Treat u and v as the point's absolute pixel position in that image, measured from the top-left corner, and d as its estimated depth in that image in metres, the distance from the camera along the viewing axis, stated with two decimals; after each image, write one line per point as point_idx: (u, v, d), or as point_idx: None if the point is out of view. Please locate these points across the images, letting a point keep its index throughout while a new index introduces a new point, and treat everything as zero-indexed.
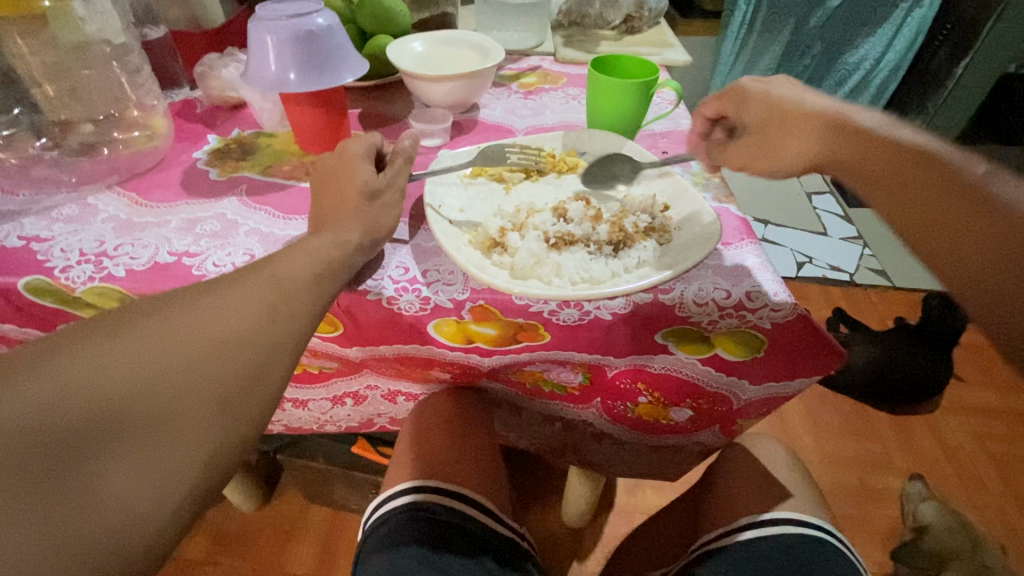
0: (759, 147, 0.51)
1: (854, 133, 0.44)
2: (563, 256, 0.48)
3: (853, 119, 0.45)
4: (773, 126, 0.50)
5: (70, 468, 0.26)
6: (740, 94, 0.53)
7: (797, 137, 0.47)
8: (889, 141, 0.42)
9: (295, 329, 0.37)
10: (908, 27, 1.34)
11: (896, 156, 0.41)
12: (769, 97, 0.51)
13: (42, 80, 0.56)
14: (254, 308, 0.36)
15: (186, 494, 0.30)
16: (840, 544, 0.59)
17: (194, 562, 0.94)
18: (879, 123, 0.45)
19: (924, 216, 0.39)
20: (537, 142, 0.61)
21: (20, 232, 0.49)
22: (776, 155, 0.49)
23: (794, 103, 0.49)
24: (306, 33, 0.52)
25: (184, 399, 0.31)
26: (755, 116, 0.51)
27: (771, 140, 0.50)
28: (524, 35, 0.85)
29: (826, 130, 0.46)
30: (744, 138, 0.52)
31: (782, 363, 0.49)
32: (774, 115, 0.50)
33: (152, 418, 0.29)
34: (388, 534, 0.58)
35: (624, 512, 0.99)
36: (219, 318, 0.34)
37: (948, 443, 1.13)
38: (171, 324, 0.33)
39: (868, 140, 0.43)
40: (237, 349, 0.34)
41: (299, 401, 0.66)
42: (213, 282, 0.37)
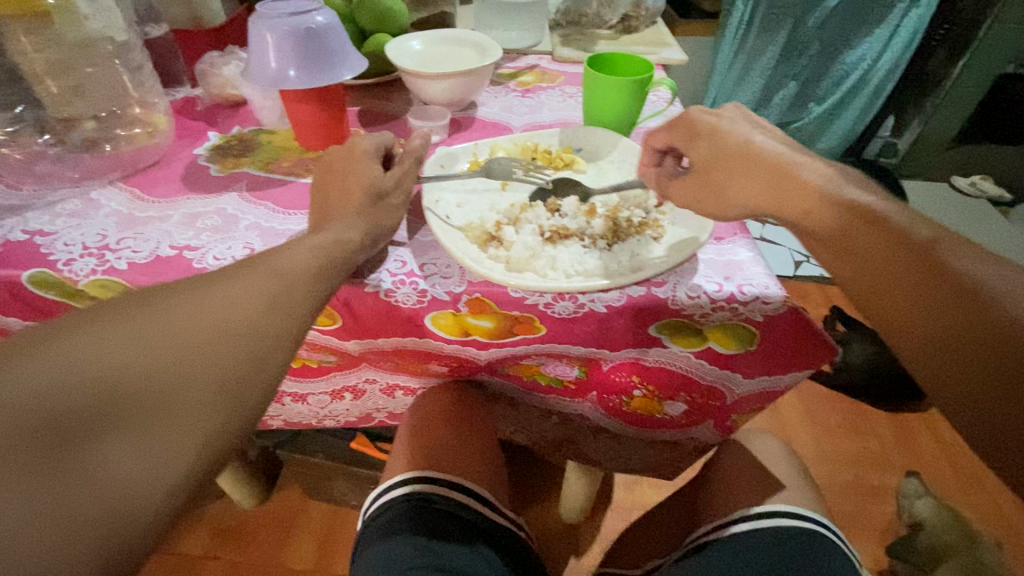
0: (698, 187, 0.48)
1: (807, 186, 0.42)
2: (557, 249, 0.49)
3: (802, 168, 0.43)
4: (716, 165, 0.47)
5: (75, 447, 0.27)
6: (684, 129, 0.50)
7: (744, 178, 0.45)
8: (841, 196, 0.41)
9: (296, 317, 0.38)
10: (905, 28, 1.35)
11: (847, 217, 0.39)
12: (716, 134, 0.48)
13: (45, 77, 0.55)
14: (256, 296, 0.37)
15: (187, 475, 0.30)
16: (833, 536, 0.60)
17: (192, 557, 0.95)
18: (831, 176, 0.43)
19: (872, 277, 0.38)
20: (534, 139, 0.62)
21: (24, 226, 0.50)
22: (721, 202, 0.46)
23: (742, 144, 0.46)
24: (306, 30, 0.53)
25: (185, 382, 0.32)
26: (699, 156, 0.48)
27: (711, 185, 0.47)
28: (521, 34, 0.86)
29: (776, 177, 0.43)
30: (686, 177, 0.49)
31: (774, 356, 0.50)
32: (712, 162, 0.47)
33: (151, 402, 0.30)
34: (387, 524, 0.59)
35: (621, 509, 1.00)
36: (219, 307, 0.35)
37: (945, 440, 1.14)
38: (172, 313, 0.33)
39: (817, 193, 0.41)
40: (237, 335, 0.35)
41: (298, 395, 0.67)
42: (215, 272, 0.38)
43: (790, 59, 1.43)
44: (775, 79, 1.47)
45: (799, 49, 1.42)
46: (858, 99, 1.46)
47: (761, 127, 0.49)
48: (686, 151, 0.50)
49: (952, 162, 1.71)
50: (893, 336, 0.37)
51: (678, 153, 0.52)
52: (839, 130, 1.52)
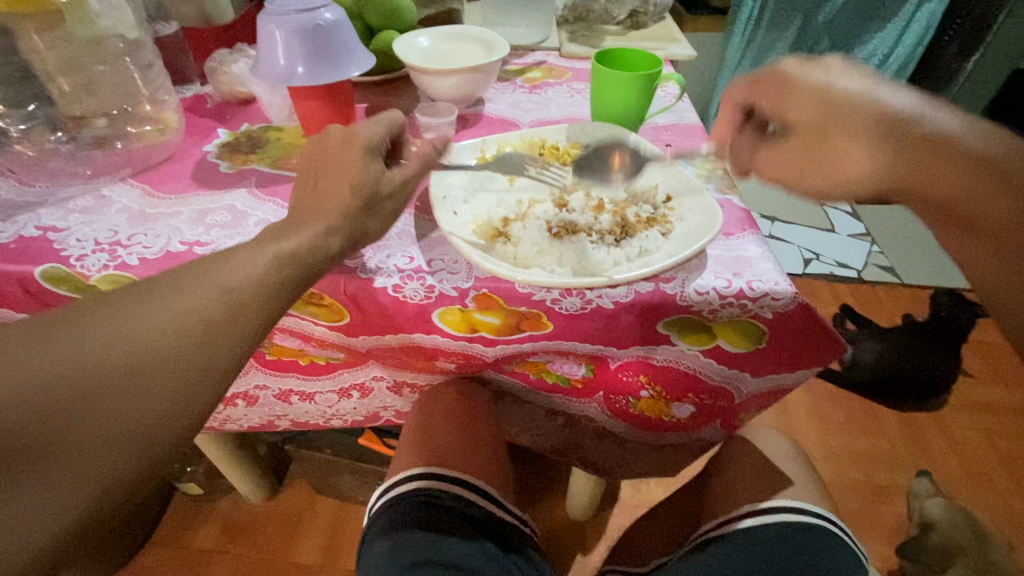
0: (808, 154, 0.44)
1: (959, 159, 0.38)
2: (564, 245, 0.49)
3: (955, 139, 0.39)
4: (839, 129, 0.42)
5: (67, 410, 0.29)
6: (778, 82, 0.47)
7: (875, 146, 0.41)
8: (1004, 174, 0.37)
9: (269, 319, 0.37)
10: (918, 21, 1.32)
11: (1011, 201, 0.36)
12: (839, 95, 0.43)
13: (58, 75, 0.56)
14: (215, 301, 0.35)
15: (116, 493, 0.30)
16: (841, 532, 0.60)
17: (202, 551, 0.96)
18: (995, 147, 0.39)
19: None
20: (541, 135, 0.62)
21: (37, 222, 0.51)
22: (841, 163, 0.42)
23: (859, 99, 0.42)
24: (314, 27, 0.53)
25: (123, 397, 0.30)
26: (809, 118, 0.44)
27: (827, 146, 0.43)
28: (529, 30, 0.86)
29: (919, 148, 0.40)
30: (789, 140, 0.45)
31: (783, 353, 0.49)
32: (826, 120, 0.43)
33: (85, 419, 0.29)
34: (392, 519, 0.60)
35: (629, 507, 0.99)
36: (172, 313, 0.33)
37: (956, 440, 1.13)
38: (120, 320, 0.32)
39: (973, 170, 0.38)
40: (187, 346, 0.33)
41: (306, 392, 0.67)
42: (186, 270, 0.36)
43: None
44: None
45: (809, 45, 1.40)
46: None
47: (870, 74, 0.45)
48: (780, 110, 0.46)
49: None
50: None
51: (757, 112, 0.50)
52: None
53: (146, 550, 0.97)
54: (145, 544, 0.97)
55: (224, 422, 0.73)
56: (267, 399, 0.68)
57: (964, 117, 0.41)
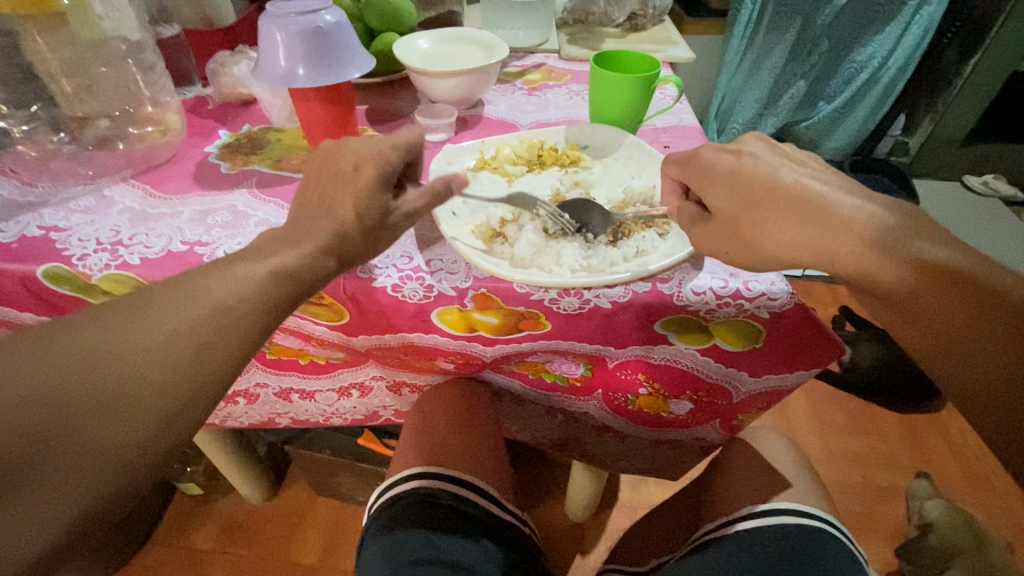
0: (728, 242, 0.44)
1: (865, 246, 0.39)
2: (562, 245, 0.49)
3: (861, 221, 0.40)
4: (754, 215, 0.42)
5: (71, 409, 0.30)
6: (696, 167, 0.46)
7: (789, 233, 0.41)
8: (911, 255, 0.38)
9: (257, 334, 0.37)
10: (918, 24, 1.32)
11: (923, 281, 0.37)
12: (745, 181, 0.43)
13: (60, 76, 0.57)
14: (200, 318, 0.35)
15: (101, 507, 0.31)
16: (838, 534, 0.60)
17: (202, 551, 0.96)
18: (896, 228, 0.40)
19: (948, 343, 0.37)
20: (539, 137, 0.62)
21: (40, 222, 0.51)
22: (761, 250, 0.42)
23: (776, 187, 0.42)
24: (315, 29, 0.54)
25: (106, 416, 0.31)
26: (726, 204, 0.44)
27: (744, 232, 0.43)
28: (529, 33, 0.86)
29: (831, 234, 0.40)
30: (709, 224, 0.45)
31: (780, 353, 0.50)
32: (738, 210, 0.43)
33: (67, 440, 0.30)
34: (394, 517, 0.60)
35: (628, 508, 1.00)
36: (156, 331, 0.34)
37: (956, 443, 1.13)
38: (103, 338, 0.32)
39: (882, 252, 0.39)
40: (170, 366, 0.33)
41: (306, 392, 0.67)
42: (175, 283, 0.36)
43: (798, 58, 1.42)
44: (783, 78, 1.45)
45: (808, 47, 1.40)
46: (868, 97, 1.44)
47: (782, 158, 0.45)
48: (700, 193, 0.46)
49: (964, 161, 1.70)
50: (965, 402, 0.37)
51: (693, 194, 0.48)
52: (849, 128, 1.51)
53: (146, 549, 0.97)
54: (145, 543, 0.97)
55: (224, 420, 0.73)
56: (267, 398, 0.68)
57: (861, 196, 0.42)
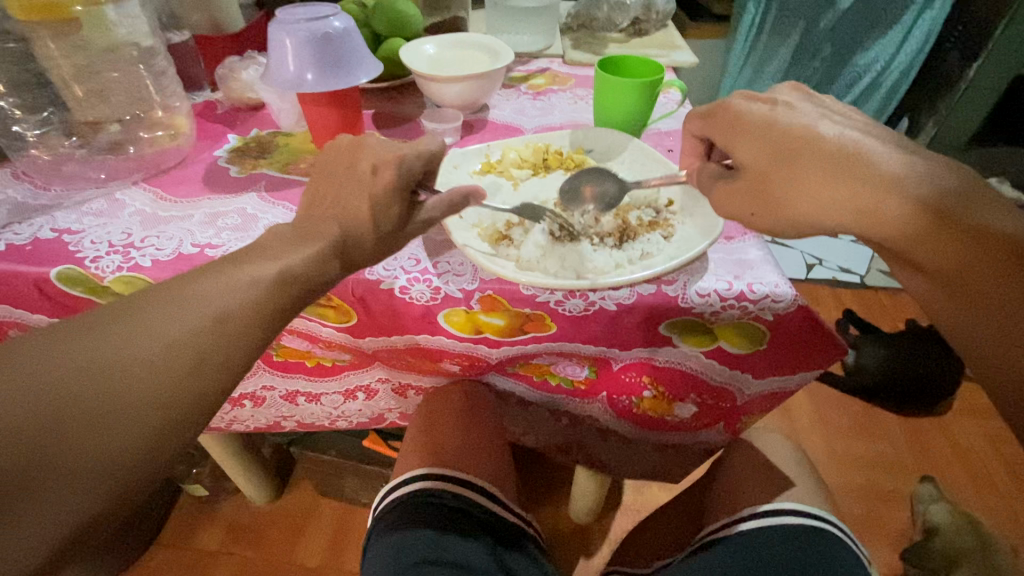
0: (756, 201, 0.43)
1: (911, 209, 0.38)
2: (567, 248, 0.50)
3: (909, 182, 0.39)
4: (788, 173, 0.42)
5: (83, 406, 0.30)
6: (728, 126, 0.46)
7: (828, 191, 0.40)
8: (960, 220, 0.37)
9: (259, 341, 0.37)
10: (919, 29, 1.32)
11: (970, 248, 0.37)
12: (780, 137, 0.43)
13: (73, 83, 0.58)
14: (199, 326, 0.35)
15: (98, 516, 0.31)
16: (841, 534, 0.60)
17: (208, 553, 0.97)
18: (949, 190, 0.39)
19: (987, 310, 0.37)
20: (544, 141, 0.63)
21: (53, 225, 0.52)
22: (792, 210, 0.42)
23: (812, 144, 0.42)
24: (324, 35, 0.55)
25: (103, 428, 0.31)
26: (758, 161, 0.43)
27: (774, 194, 0.42)
28: (533, 38, 0.87)
29: (870, 193, 0.39)
30: (738, 183, 0.44)
31: (784, 355, 0.50)
32: (770, 169, 0.43)
33: (65, 451, 0.29)
34: (399, 516, 0.61)
35: (632, 510, 1.00)
36: (153, 340, 0.33)
37: (961, 446, 1.13)
38: (99, 346, 0.32)
39: (928, 215, 0.38)
40: (169, 376, 0.33)
41: (312, 394, 0.68)
42: (174, 289, 0.36)
43: (801, 62, 1.42)
44: None
45: (810, 51, 1.40)
46: (870, 101, 1.44)
47: (825, 114, 0.44)
48: (736, 150, 0.45)
49: (967, 165, 1.70)
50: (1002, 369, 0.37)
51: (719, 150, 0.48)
52: None
53: (152, 551, 0.98)
54: (151, 545, 0.98)
55: (230, 423, 0.74)
56: (274, 400, 0.69)
57: (912, 155, 0.41)
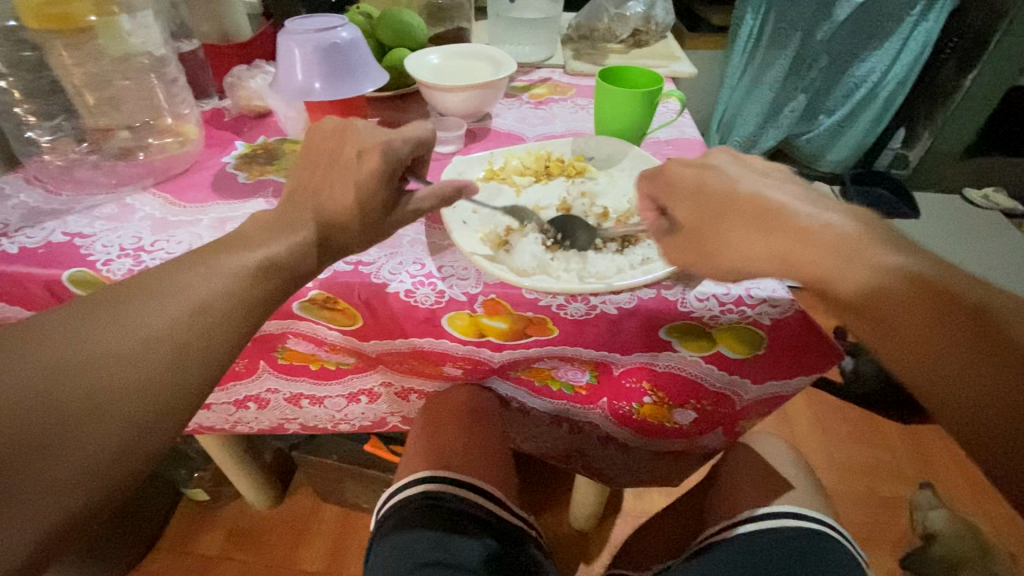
0: (691, 251, 0.43)
1: (830, 252, 0.38)
2: (568, 254, 0.51)
3: (826, 228, 0.39)
4: (717, 225, 0.42)
5: (84, 385, 0.30)
6: (659, 180, 0.46)
7: (747, 241, 0.41)
8: (873, 262, 0.37)
9: (249, 325, 0.38)
10: (915, 41, 1.34)
11: (886, 285, 0.36)
12: (706, 190, 0.43)
13: (85, 90, 0.59)
14: (180, 318, 0.35)
15: (90, 509, 0.30)
16: (839, 537, 0.61)
17: (208, 557, 0.97)
18: (861, 236, 0.39)
19: (919, 352, 0.35)
20: (546, 149, 0.64)
21: (64, 228, 0.53)
22: (723, 259, 0.42)
23: (735, 196, 0.42)
24: (332, 45, 0.56)
25: (83, 424, 0.30)
26: (687, 215, 0.43)
27: (706, 242, 0.42)
28: (534, 48, 0.89)
29: (793, 240, 0.39)
30: (672, 235, 0.45)
31: (782, 361, 0.51)
32: (698, 221, 0.43)
33: (41, 451, 0.28)
34: (401, 520, 0.61)
35: (631, 517, 1.00)
36: (131, 335, 0.33)
37: (959, 453, 1.13)
38: (75, 344, 0.31)
39: (844, 257, 0.38)
40: (149, 369, 0.32)
41: (316, 397, 0.68)
42: (154, 284, 0.36)
43: (799, 73, 1.43)
44: (783, 92, 1.47)
45: (808, 63, 1.41)
46: (866, 112, 1.46)
47: (751, 169, 0.45)
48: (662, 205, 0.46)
49: (965, 173, 1.71)
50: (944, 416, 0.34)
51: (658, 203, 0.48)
52: (849, 141, 1.52)
53: (151, 555, 0.98)
54: (151, 550, 0.98)
55: (234, 424, 0.74)
56: (278, 403, 0.69)
57: (821, 204, 0.42)
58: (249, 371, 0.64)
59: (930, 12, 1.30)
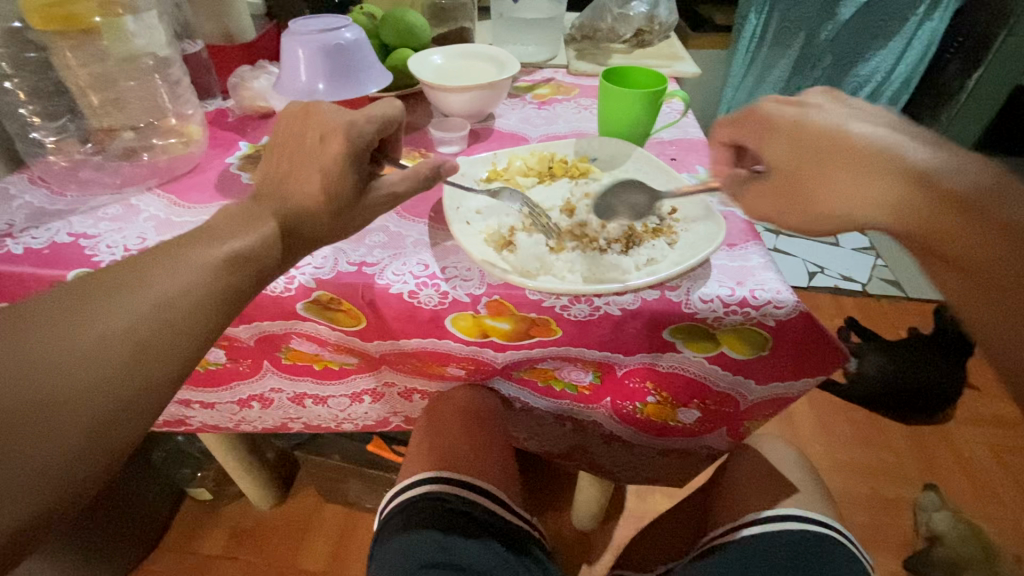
0: (784, 194, 0.44)
1: (936, 200, 0.38)
2: (573, 254, 0.51)
3: (938, 176, 0.39)
4: (817, 169, 0.42)
5: (52, 382, 0.30)
6: (762, 126, 0.47)
7: (848, 184, 0.41)
8: (990, 213, 0.36)
9: (221, 322, 0.37)
10: (919, 40, 1.33)
11: (993, 239, 0.36)
12: (810, 134, 0.43)
13: (89, 91, 0.60)
14: (142, 316, 0.34)
15: (66, 500, 0.31)
16: (844, 540, 0.60)
17: (211, 557, 0.97)
18: (982, 185, 0.38)
19: (1014, 309, 0.35)
20: (550, 149, 0.64)
21: (69, 229, 0.53)
22: (816, 202, 0.43)
23: (841, 138, 0.42)
24: (335, 46, 0.56)
25: (44, 426, 0.30)
26: (785, 159, 0.44)
27: (803, 185, 0.43)
28: (537, 49, 0.89)
29: (896, 185, 0.39)
30: (766, 181, 0.45)
31: (787, 362, 0.51)
32: (798, 164, 0.43)
33: (4, 455, 0.28)
34: (406, 517, 0.62)
35: (634, 518, 1.00)
36: (90, 334, 0.32)
37: (963, 454, 1.13)
38: (31, 344, 0.31)
39: (955, 207, 0.37)
40: (109, 369, 0.32)
41: (320, 397, 0.68)
42: (116, 279, 0.35)
43: (802, 72, 1.42)
44: (788, 91, 1.45)
45: (812, 62, 1.40)
46: None
47: (865, 113, 0.44)
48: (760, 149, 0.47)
49: None
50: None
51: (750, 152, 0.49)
52: None
53: (156, 554, 0.98)
54: (155, 549, 0.98)
55: (237, 424, 0.74)
56: (281, 402, 0.70)
57: (940, 151, 0.41)
58: (252, 371, 0.64)
59: (934, 11, 1.29)
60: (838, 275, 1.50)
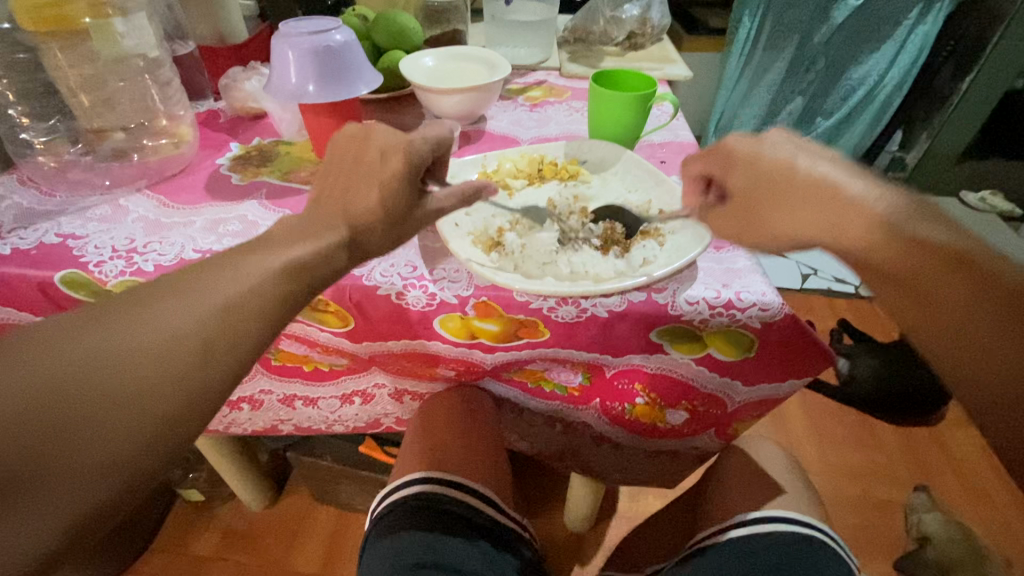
0: (743, 221, 0.45)
1: (874, 225, 0.38)
2: (565, 253, 0.52)
3: (871, 204, 0.39)
4: (768, 198, 0.43)
5: (101, 384, 0.30)
6: (722, 156, 0.47)
7: (794, 215, 0.41)
8: (914, 235, 0.38)
9: (271, 329, 0.37)
10: (913, 43, 1.34)
11: (922, 261, 0.37)
12: (759, 164, 0.44)
13: (80, 91, 0.59)
14: (204, 319, 0.34)
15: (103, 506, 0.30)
16: (830, 541, 0.61)
17: (203, 558, 0.97)
18: (903, 208, 0.39)
19: (948, 321, 0.36)
20: (540, 151, 0.64)
21: (57, 230, 0.53)
22: (770, 231, 0.43)
23: (783, 171, 0.42)
24: (326, 48, 0.56)
25: (95, 422, 0.29)
26: (742, 188, 0.45)
27: (759, 215, 0.43)
28: (530, 51, 0.89)
29: (839, 214, 0.40)
30: (728, 207, 0.46)
31: (773, 363, 0.51)
32: (751, 190, 0.44)
33: (50, 457, 0.28)
34: (395, 519, 0.62)
35: (626, 518, 1.00)
36: (140, 341, 0.32)
37: (954, 456, 1.13)
38: (93, 341, 0.31)
39: (887, 234, 0.38)
40: (165, 370, 0.32)
41: (309, 399, 0.68)
42: (182, 284, 0.35)
43: (796, 75, 1.43)
44: (782, 94, 1.47)
45: (806, 65, 1.42)
46: (864, 114, 1.45)
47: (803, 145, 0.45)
48: (720, 177, 0.47)
49: (962, 176, 1.72)
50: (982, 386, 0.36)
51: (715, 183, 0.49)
52: (846, 143, 1.51)
53: (147, 555, 0.98)
54: (147, 549, 0.98)
55: (228, 426, 0.74)
56: (272, 404, 0.70)
57: (868, 172, 0.42)
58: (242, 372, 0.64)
59: (928, 14, 1.30)
60: (829, 277, 1.52)
